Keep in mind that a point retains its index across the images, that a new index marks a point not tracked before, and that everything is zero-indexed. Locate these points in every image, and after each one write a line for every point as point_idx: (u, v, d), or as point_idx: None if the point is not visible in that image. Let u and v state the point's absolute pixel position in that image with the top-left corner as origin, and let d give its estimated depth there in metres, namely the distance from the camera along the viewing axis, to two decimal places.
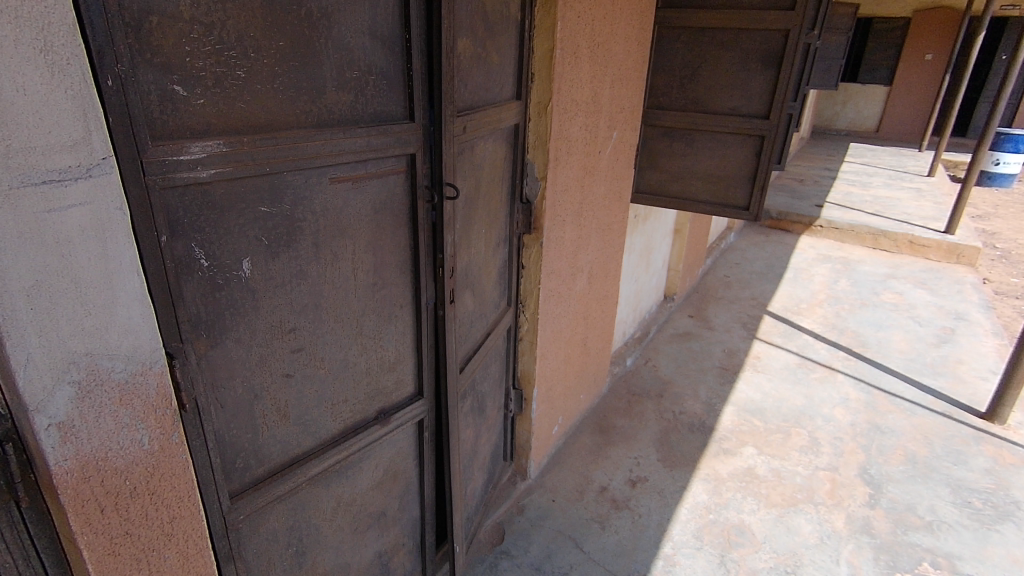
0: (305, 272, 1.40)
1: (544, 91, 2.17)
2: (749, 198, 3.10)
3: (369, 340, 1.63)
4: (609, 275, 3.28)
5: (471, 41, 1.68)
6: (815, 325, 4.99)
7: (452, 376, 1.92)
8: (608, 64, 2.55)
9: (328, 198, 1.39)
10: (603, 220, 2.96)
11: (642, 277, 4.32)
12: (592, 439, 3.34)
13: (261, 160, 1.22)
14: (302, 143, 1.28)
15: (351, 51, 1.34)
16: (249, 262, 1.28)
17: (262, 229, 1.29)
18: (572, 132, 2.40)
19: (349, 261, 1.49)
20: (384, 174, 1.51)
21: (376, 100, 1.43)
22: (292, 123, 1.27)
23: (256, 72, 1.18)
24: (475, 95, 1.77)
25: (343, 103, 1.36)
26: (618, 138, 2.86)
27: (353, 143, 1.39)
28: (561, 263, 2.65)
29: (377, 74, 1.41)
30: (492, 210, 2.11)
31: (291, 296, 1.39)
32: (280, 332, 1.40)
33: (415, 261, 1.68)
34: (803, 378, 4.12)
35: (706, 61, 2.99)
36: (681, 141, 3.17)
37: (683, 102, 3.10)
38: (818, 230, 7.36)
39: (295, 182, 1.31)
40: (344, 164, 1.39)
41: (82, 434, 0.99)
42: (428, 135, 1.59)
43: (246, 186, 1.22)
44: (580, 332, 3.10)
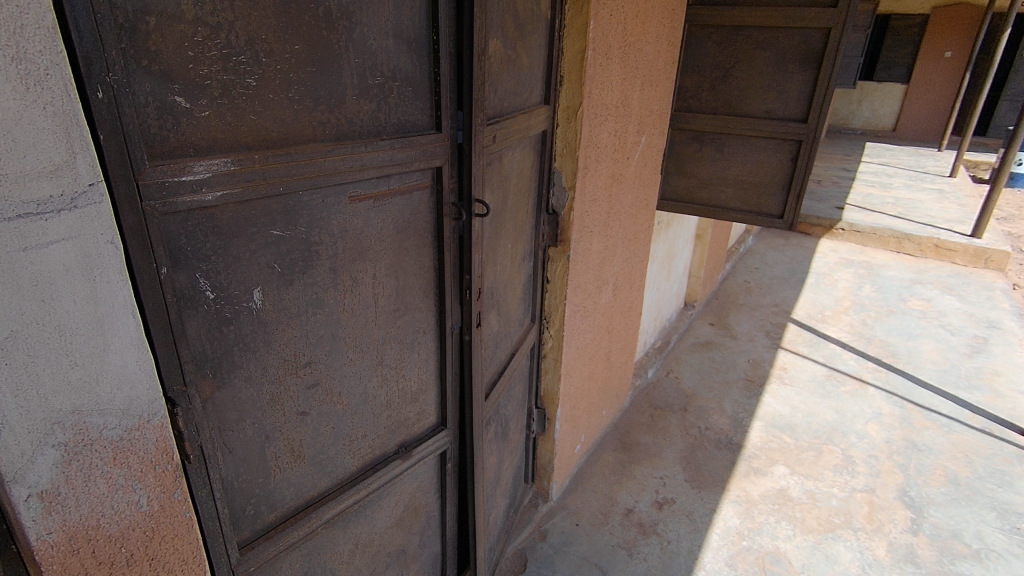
0: (322, 301, 1.26)
1: (573, 95, 2.03)
2: (783, 205, 2.95)
3: (390, 370, 1.49)
4: (634, 286, 3.12)
5: (502, 42, 1.53)
6: (842, 333, 4.81)
7: (477, 404, 1.78)
8: (639, 65, 2.40)
9: (347, 218, 1.25)
10: (629, 230, 2.81)
11: (663, 285, 4.16)
12: (615, 457, 3.19)
13: (275, 179, 1.08)
14: (321, 158, 1.15)
15: (374, 54, 1.20)
16: (260, 291, 1.15)
17: (275, 255, 1.15)
18: (601, 138, 2.25)
19: (369, 286, 1.36)
20: (408, 190, 1.36)
21: (400, 109, 1.29)
22: (309, 136, 1.13)
23: (269, 80, 1.04)
24: (504, 101, 1.63)
25: (364, 113, 1.21)
26: (646, 143, 2.70)
27: (375, 157, 1.25)
28: (587, 277, 2.50)
29: (402, 79, 1.27)
30: (518, 224, 1.97)
31: (307, 327, 1.25)
32: (295, 367, 1.26)
33: (439, 282, 1.54)
34: (833, 391, 3.95)
35: (739, 61, 2.83)
36: (710, 146, 3.02)
37: (713, 105, 2.94)
38: (839, 234, 7.16)
39: (311, 202, 1.17)
40: (365, 180, 1.25)
41: (70, 502, 0.85)
42: (456, 146, 1.45)
43: (257, 208, 1.09)
44: (604, 347, 2.95)
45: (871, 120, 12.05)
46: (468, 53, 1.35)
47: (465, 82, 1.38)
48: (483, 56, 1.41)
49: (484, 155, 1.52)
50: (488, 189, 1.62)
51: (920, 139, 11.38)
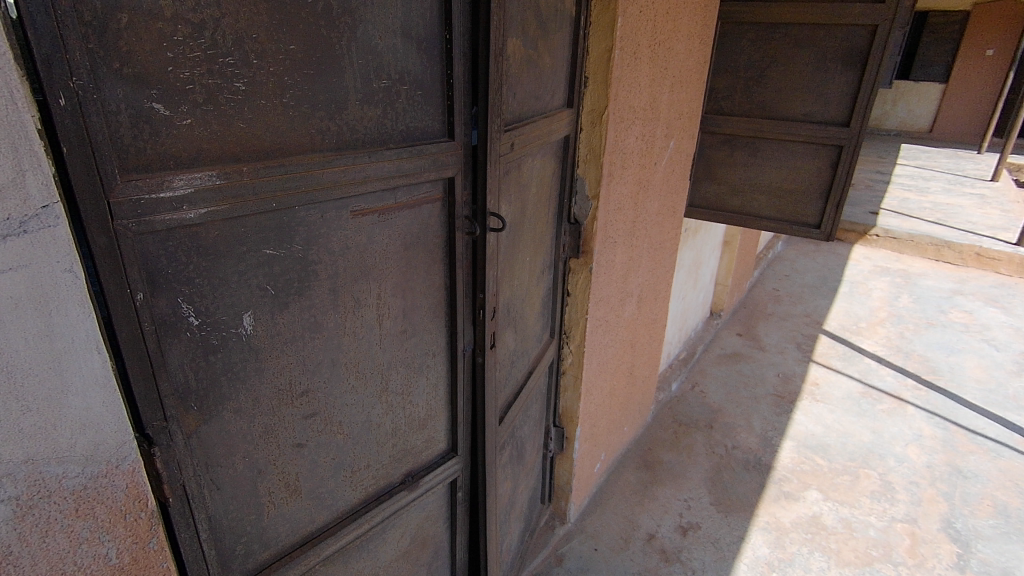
0: (320, 324, 1.16)
1: (598, 97, 1.89)
2: (821, 214, 2.78)
3: (396, 397, 1.38)
4: (659, 297, 2.97)
5: (522, 42, 1.41)
6: (878, 347, 4.57)
7: (490, 429, 1.66)
8: (669, 65, 2.25)
9: (349, 235, 1.14)
10: (655, 240, 2.67)
11: (689, 295, 3.99)
12: (637, 476, 3.05)
13: (268, 193, 0.98)
14: (319, 169, 1.04)
15: (379, 55, 1.08)
16: (251, 316, 1.04)
17: (268, 276, 1.05)
18: (627, 143, 2.11)
19: (373, 307, 1.24)
20: (416, 204, 1.25)
21: (408, 115, 1.17)
22: (306, 145, 1.02)
23: (260, 84, 0.94)
24: (524, 106, 1.50)
25: (368, 119, 1.10)
26: (675, 148, 2.55)
27: (379, 168, 1.13)
28: (610, 290, 2.37)
29: (411, 82, 1.15)
30: (537, 236, 1.84)
31: (303, 353, 1.15)
32: (290, 397, 1.16)
33: (450, 302, 1.42)
34: (869, 410, 3.74)
35: (776, 61, 2.66)
36: (743, 151, 2.85)
37: (747, 108, 2.77)
38: (874, 240, 6.88)
39: (308, 218, 1.07)
40: (369, 193, 1.14)
41: (24, 561, 0.75)
42: (470, 154, 1.33)
43: (247, 224, 0.98)
44: (626, 362, 2.81)
45: (907, 121, 11.63)
46: (484, 53, 1.23)
47: (480, 85, 1.26)
48: (501, 55, 1.28)
49: (500, 164, 1.40)
50: (504, 200, 1.49)
51: (959, 140, 10.93)
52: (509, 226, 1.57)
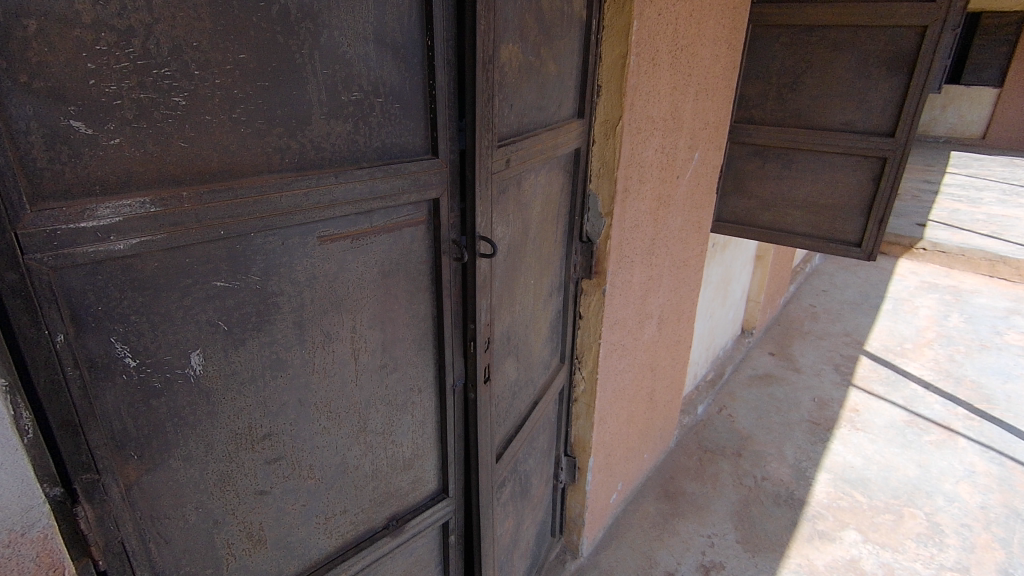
0: (284, 362, 1.05)
1: (612, 107, 1.74)
2: (862, 232, 2.56)
3: (376, 436, 1.26)
4: (683, 317, 2.79)
5: (521, 48, 1.28)
6: (925, 371, 4.26)
7: (486, 469, 1.52)
8: (693, 71, 2.08)
9: (315, 263, 1.03)
10: (678, 257, 2.49)
11: (718, 313, 3.78)
12: (657, 508, 2.86)
13: (215, 219, 0.87)
14: (276, 192, 0.93)
15: (348, 64, 0.96)
16: (200, 354, 0.94)
17: (219, 310, 0.94)
18: (645, 157, 1.95)
19: (346, 341, 1.13)
20: (395, 227, 1.13)
21: (384, 130, 1.05)
22: (261, 165, 0.91)
23: (204, 97, 0.83)
24: (524, 118, 1.37)
25: (336, 135, 0.98)
26: (700, 160, 2.38)
27: (348, 190, 1.01)
28: (627, 312, 2.20)
29: (387, 94, 1.03)
30: (543, 257, 1.71)
31: (264, 394, 1.04)
32: (250, 441, 1.05)
33: (438, 332, 1.30)
34: (915, 441, 3.47)
35: (813, 66, 2.46)
36: (775, 162, 2.65)
37: (781, 116, 2.57)
38: (920, 254, 6.49)
39: (265, 245, 0.96)
40: (338, 218, 1.03)
41: None
42: (458, 172, 1.20)
43: (191, 254, 0.88)
44: (645, 387, 2.64)
45: (958, 127, 11.05)
46: (471, 61, 1.10)
47: (468, 96, 1.13)
48: (492, 63, 1.16)
49: (494, 183, 1.27)
50: (500, 221, 1.36)
51: (1015, 148, 10.31)
52: (507, 249, 1.44)
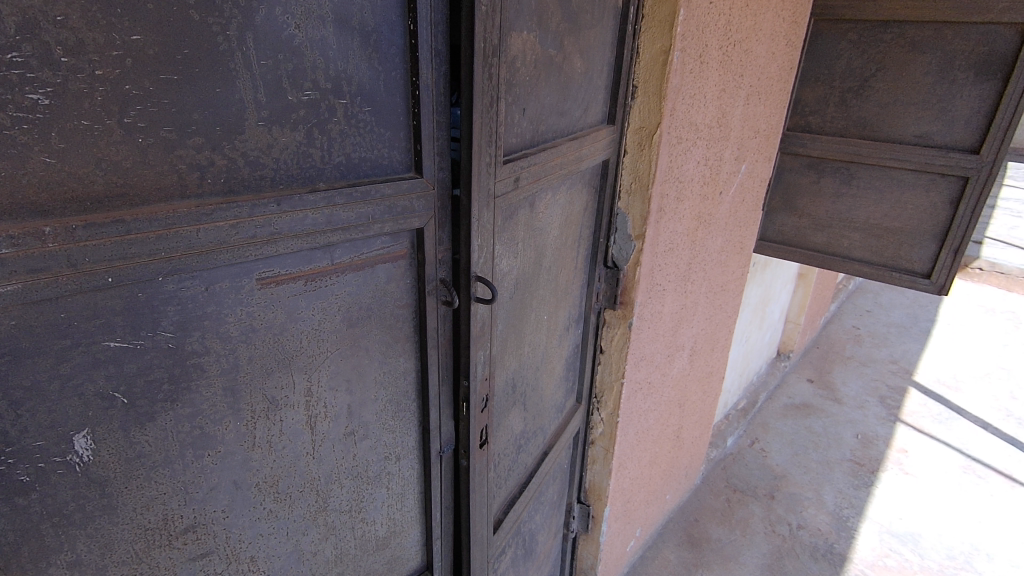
0: (211, 438, 0.80)
1: (649, 111, 1.46)
2: (932, 262, 2.25)
3: (340, 516, 1.02)
4: (717, 346, 2.50)
5: (538, 38, 1.02)
6: (982, 408, 3.87)
7: (480, 544, 1.27)
8: (745, 72, 1.79)
9: (252, 314, 0.79)
10: (715, 282, 2.20)
11: (753, 336, 3.46)
12: (678, 556, 2.59)
13: (100, 263, 0.63)
14: (191, 224, 0.68)
15: (297, 54, 0.72)
16: (88, 435, 0.70)
17: (117, 377, 0.70)
18: (685, 171, 1.67)
19: (300, 407, 0.89)
20: (364, 265, 0.88)
21: (350, 140, 0.80)
22: (170, 189, 0.67)
23: (77, 95, 0.58)
24: (539, 126, 1.10)
25: (280, 147, 0.74)
26: (747, 173, 2.08)
27: (297, 220, 0.77)
28: (656, 347, 1.93)
29: (353, 94, 0.79)
30: (560, 288, 1.44)
31: (185, 477, 0.80)
32: (167, 536, 0.81)
33: (421, 391, 1.05)
34: (973, 491, 3.12)
35: (884, 68, 2.13)
36: (832, 177, 2.33)
37: (841, 125, 2.25)
38: (975, 274, 6.03)
39: (182, 293, 0.71)
40: (285, 256, 0.78)
41: None
42: (450, 196, 0.95)
43: (68, 308, 0.64)
44: (672, 425, 2.36)
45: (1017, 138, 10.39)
46: (470, 52, 0.84)
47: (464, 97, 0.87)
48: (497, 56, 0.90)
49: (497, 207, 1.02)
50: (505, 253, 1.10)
51: None
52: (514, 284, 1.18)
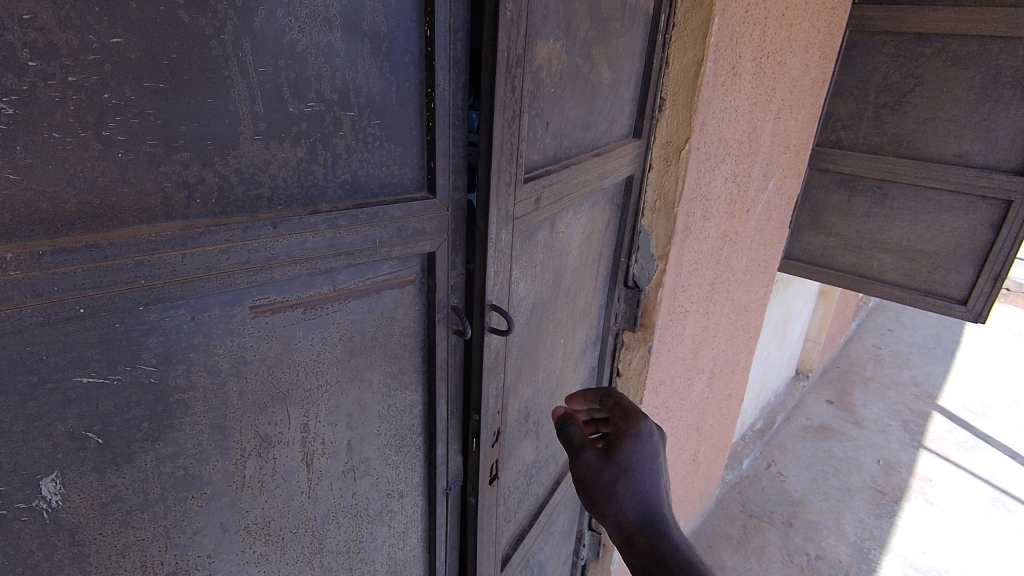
0: (197, 479, 0.73)
1: (678, 126, 1.38)
2: (970, 288, 2.18)
3: (337, 559, 0.93)
4: (737, 368, 2.40)
5: (565, 47, 0.94)
6: (1010, 436, 3.73)
7: None
8: (778, 85, 1.70)
9: (244, 344, 0.71)
10: (738, 303, 2.11)
11: (773, 355, 3.35)
12: None
13: (70, 293, 0.56)
14: (176, 249, 0.61)
15: (301, 61, 0.65)
16: (57, 480, 0.62)
17: (90, 415, 0.62)
18: (712, 188, 1.58)
19: (295, 444, 0.81)
20: (369, 291, 0.81)
21: (357, 156, 0.73)
22: (153, 210, 0.60)
23: (47, 104, 0.51)
24: (563, 141, 1.03)
25: (279, 164, 0.67)
26: (775, 190, 1.99)
27: (296, 244, 0.69)
28: (675, 371, 1.84)
29: (362, 106, 0.72)
30: (578, 310, 1.36)
31: (166, 523, 0.72)
32: None
33: (428, 424, 0.97)
34: (1001, 526, 2.98)
35: (922, 83, 2.03)
36: (864, 197, 2.26)
37: (875, 141, 2.16)
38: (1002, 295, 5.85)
39: (165, 322, 0.64)
40: (281, 282, 0.71)
41: None
42: (464, 218, 0.87)
43: (34, 341, 0.56)
44: (688, 449, 2.26)
45: None
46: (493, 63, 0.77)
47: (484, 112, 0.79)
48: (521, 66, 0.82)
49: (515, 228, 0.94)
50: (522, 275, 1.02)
51: None
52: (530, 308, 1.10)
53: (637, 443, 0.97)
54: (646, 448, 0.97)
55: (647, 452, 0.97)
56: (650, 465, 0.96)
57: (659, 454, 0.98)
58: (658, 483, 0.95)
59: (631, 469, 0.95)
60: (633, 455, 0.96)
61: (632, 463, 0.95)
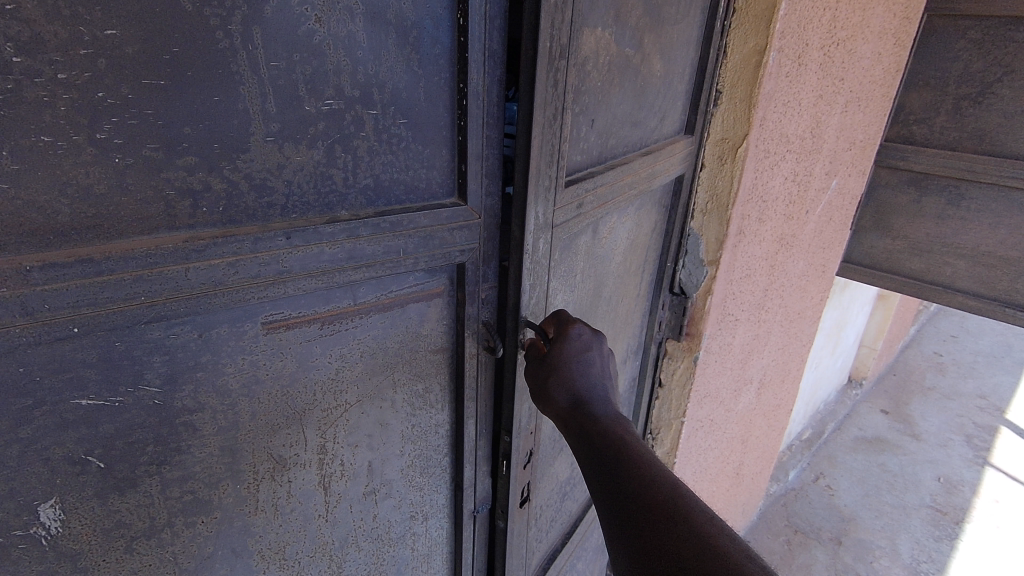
0: (207, 503, 0.68)
1: (735, 121, 1.26)
2: None
3: None
4: (788, 378, 2.25)
5: (615, 35, 0.85)
6: None
7: None
8: (847, 74, 1.54)
9: (257, 363, 0.66)
10: (792, 310, 1.96)
11: (825, 363, 3.17)
12: None
13: (62, 311, 0.51)
14: (179, 263, 0.55)
15: (318, 55, 0.58)
16: (56, 505, 0.57)
17: (91, 438, 0.57)
18: (770, 189, 1.45)
19: (312, 466, 0.75)
20: (392, 305, 0.74)
21: (381, 159, 0.66)
22: (154, 219, 0.54)
23: (34, 104, 0.46)
24: (608, 139, 0.93)
25: (293, 168, 0.61)
26: (837, 189, 1.83)
27: (312, 256, 0.63)
28: (722, 382, 1.72)
29: (386, 103, 0.64)
30: (620, 319, 1.26)
31: (174, 549, 0.67)
32: None
33: (454, 444, 0.91)
34: None
35: (1012, 72, 1.84)
36: (937, 196, 2.09)
37: (953, 136, 1.98)
38: None
39: (171, 340, 0.59)
40: (296, 297, 0.65)
41: None
42: (496, 225, 0.79)
43: (27, 362, 0.51)
44: (732, 462, 2.14)
45: None
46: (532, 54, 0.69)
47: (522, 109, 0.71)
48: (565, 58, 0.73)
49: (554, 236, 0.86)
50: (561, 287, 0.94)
51: None
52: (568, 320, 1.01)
53: (569, 336, 0.83)
54: (582, 341, 0.84)
55: (581, 347, 0.83)
56: (589, 361, 0.83)
57: (598, 346, 0.85)
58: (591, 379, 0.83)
59: (563, 369, 0.82)
60: (564, 354, 0.82)
61: (561, 363, 0.82)
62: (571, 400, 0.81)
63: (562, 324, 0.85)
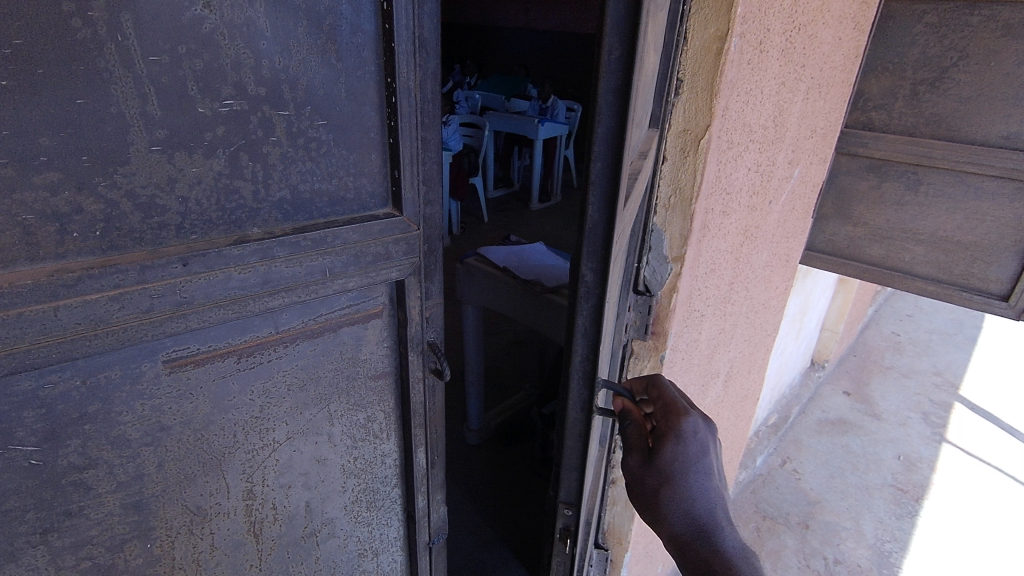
0: (110, 568, 0.59)
1: (697, 110, 1.16)
2: None
3: None
4: (755, 368, 2.24)
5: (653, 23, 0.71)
6: None
7: None
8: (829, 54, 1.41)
9: (159, 407, 0.57)
10: (757, 301, 1.94)
11: (789, 348, 3.20)
12: None
13: None
14: (43, 302, 0.45)
15: (210, 48, 0.49)
16: None
17: None
18: (734, 181, 1.36)
19: (238, 513, 0.67)
20: (323, 330, 0.66)
21: (299, 167, 0.57)
22: (10, 250, 0.44)
23: None
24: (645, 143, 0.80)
25: (189, 182, 0.52)
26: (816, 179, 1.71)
27: (217, 284, 0.54)
28: (689, 378, 1.69)
29: (300, 104, 0.55)
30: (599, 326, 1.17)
31: None
32: None
33: (404, 474, 0.82)
34: None
35: None
36: None
37: None
38: None
39: (45, 389, 0.49)
40: (201, 330, 0.56)
41: None
42: (438, 238, 0.70)
43: None
44: None
45: None
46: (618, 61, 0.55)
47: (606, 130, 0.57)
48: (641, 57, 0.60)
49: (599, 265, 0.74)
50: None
51: None
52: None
53: (683, 435, 0.64)
54: (697, 442, 0.64)
55: (701, 453, 0.63)
56: (705, 472, 0.63)
57: (714, 447, 0.65)
58: (711, 496, 0.62)
59: (673, 481, 0.62)
60: (674, 463, 0.63)
61: (672, 475, 0.63)
62: (687, 527, 0.61)
63: (668, 417, 0.66)
